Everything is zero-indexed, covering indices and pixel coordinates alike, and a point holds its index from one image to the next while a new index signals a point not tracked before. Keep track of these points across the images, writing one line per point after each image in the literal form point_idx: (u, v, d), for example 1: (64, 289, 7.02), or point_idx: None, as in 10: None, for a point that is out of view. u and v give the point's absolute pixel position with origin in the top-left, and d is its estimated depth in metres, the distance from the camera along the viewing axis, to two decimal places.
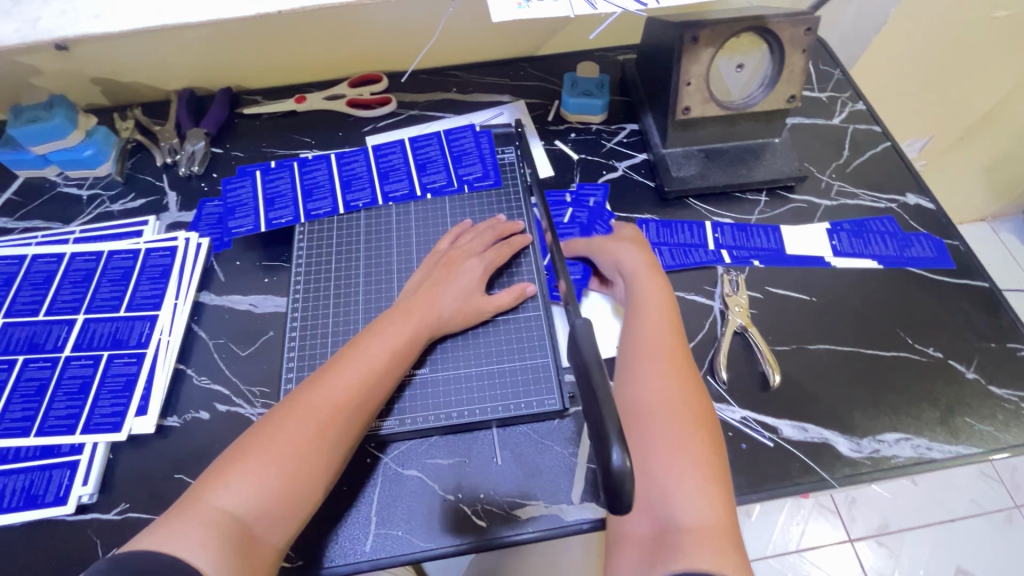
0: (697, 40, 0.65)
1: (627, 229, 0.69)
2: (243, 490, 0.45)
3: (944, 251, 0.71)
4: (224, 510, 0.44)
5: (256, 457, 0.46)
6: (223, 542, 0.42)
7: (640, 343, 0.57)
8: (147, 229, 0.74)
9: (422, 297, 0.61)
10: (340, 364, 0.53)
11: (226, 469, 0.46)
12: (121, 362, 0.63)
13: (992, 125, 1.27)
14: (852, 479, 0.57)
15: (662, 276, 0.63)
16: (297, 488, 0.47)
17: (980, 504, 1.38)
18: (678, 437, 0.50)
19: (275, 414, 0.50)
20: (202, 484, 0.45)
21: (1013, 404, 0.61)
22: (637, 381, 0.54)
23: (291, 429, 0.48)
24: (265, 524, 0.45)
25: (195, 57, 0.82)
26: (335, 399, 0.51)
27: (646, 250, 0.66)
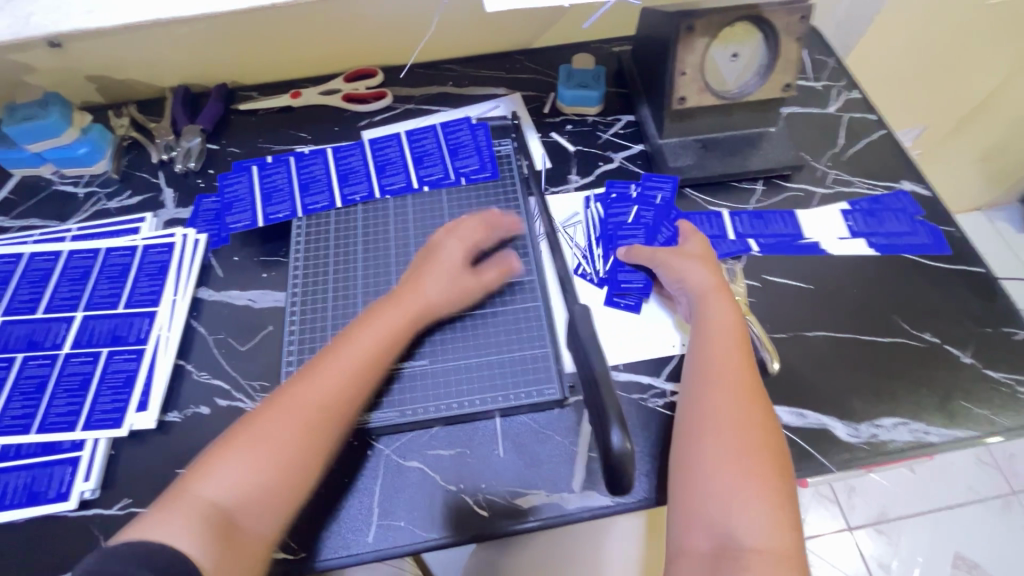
0: (692, 30, 0.66)
1: (694, 241, 0.66)
2: (227, 481, 0.47)
3: (940, 238, 0.72)
4: (209, 500, 0.46)
5: (240, 448, 0.49)
6: (204, 529, 0.44)
7: (707, 364, 0.56)
8: (144, 226, 0.74)
9: (408, 286, 0.61)
10: (328, 358, 0.55)
11: (211, 461, 0.48)
12: (121, 359, 0.63)
13: (987, 113, 1.28)
14: (850, 463, 0.58)
15: (730, 296, 0.61)
16: (280, 479, 0.48)
17: (977, 491, 1.39)
18: (743, 461, 0.49)
19: (262, 408, 0.52)
20: (191, 476, 0.48)
21: (1009, 387, 0.62)
22: (703, 401, 0.54)
23: (275, 422, 0.50)
24: (248, 513, 0.47)
25: (190, 52, 0.82)
26: (318, 391, 0.52)
27: (711, 263, 0.64)
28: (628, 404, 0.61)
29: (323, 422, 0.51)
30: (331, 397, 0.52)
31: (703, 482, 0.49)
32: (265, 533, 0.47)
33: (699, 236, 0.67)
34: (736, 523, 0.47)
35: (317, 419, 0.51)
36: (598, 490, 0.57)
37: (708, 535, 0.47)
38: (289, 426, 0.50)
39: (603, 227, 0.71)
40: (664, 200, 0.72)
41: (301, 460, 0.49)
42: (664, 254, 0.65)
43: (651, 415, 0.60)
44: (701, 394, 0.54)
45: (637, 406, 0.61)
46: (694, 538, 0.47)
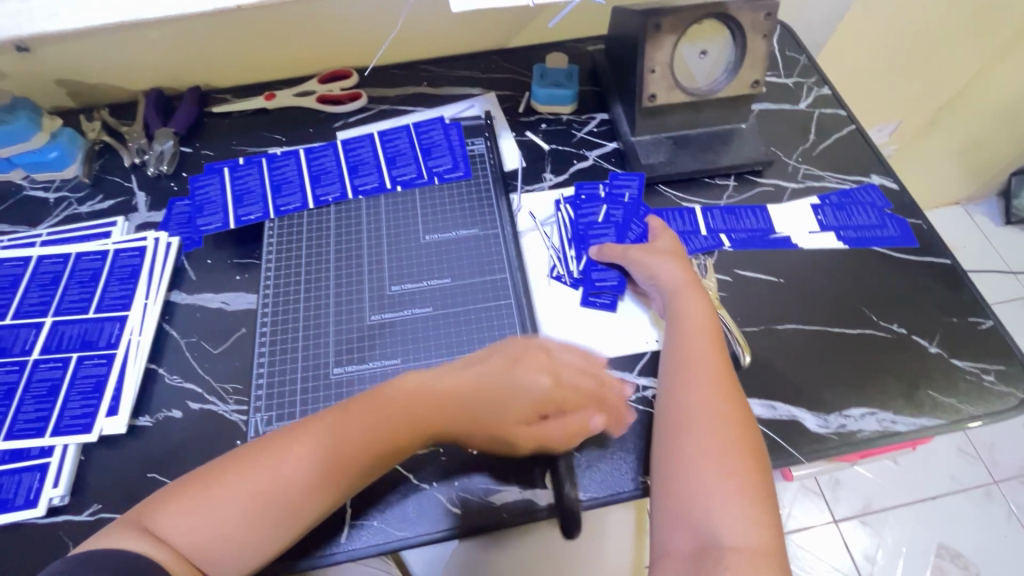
0: (660, 27, 0.66)
1: (666, 237, 0.67)
2: (193, 526, 0.48)
3: (908, 230, 0.73)
4: (177, 535, 0.47)
5: (212, 495, 0.49)
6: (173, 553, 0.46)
7: (681, 367, 0.56)
8: (116, 230, 0.73)
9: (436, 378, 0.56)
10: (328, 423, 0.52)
11: (186, 498, 0.49)
12: (91, 364, 0.63)
13: (960, 108, 1.30)
14: (820, 453, 0.59)
15: (702, 290, 0.62)
16: (246, 538, 0.48)
17: (959, 481, 1.40)
18: (719, 459, 0.50)
19: (252, 448, 0.51)
20: (159, 504, 0.49)
21: (975, 376, 0.63)
22: (679, 399, 0.54)
23: (261, 481, 0.49)
24: (209, 556, 0.47)
25: (162, 55, 0.81)
26: (310, 453, 0.51)
27: (682, 258, 0.65)
28: None
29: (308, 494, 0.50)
30: (320, 459, 0.51)
31: (682, 484, 0.50)
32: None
33: (671, 233, 0.67)
34: (716, 522, 0.47)
35: (301, 485, 0.50)
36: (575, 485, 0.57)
37: (688, 535, 0.48)
38: (275, 485, 0.49)
39: (575, 228, 0.71)
40: (633, 198, 0.73)
41: (271, 521, 0.49)
42: (637, 252, 0.66)
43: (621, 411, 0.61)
44: (679, 395, 0.54)
45: None
46: (676, 540, 0.48)
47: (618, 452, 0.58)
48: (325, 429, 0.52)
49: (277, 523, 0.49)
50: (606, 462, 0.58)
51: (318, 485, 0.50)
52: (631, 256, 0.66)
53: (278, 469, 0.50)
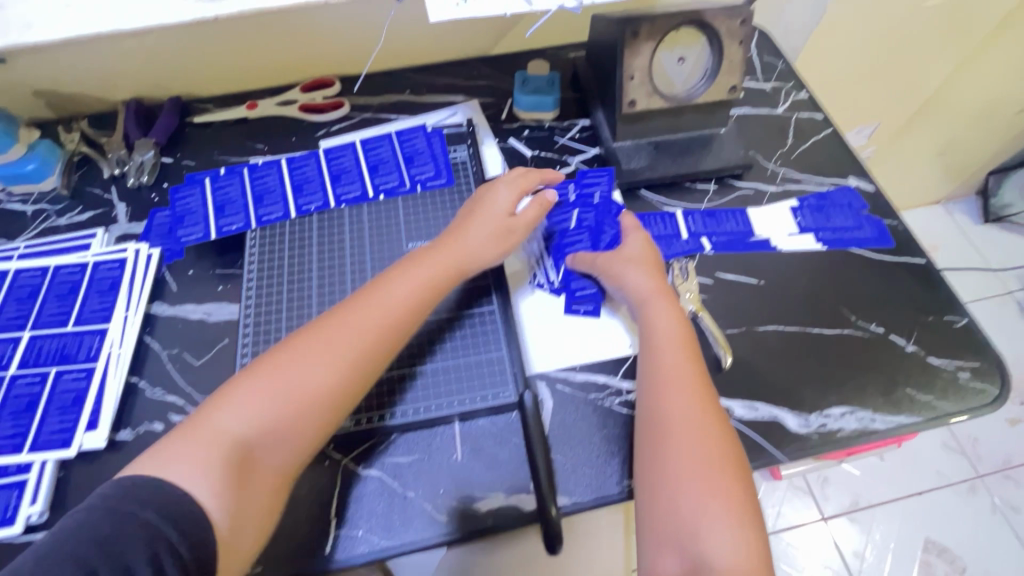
0: (638, 35, 0.67)
1: (635, 239, 0.67)
2: (238, 420, 0.50)
3: (885, 231, 0.74)
4: (230, 434, 0.49)
5: (250, 394, 0.51)
6: (225, 463, 0.47)
7: (660, 384, 0.56)
8: (95, 242, 0.72)
9: (446, 243, 0.63)
10: (358, 301, 0.57)
11: (227, 398, 0.51)
12: (70, 378, 0.62)
13: (935, 110, 1.33)
14: (801, 453, 0.60)
15: (674, 301, 0.62)
16: (295, 424, 0.51)
17: (945, 476, 1.42)
18: (703, 473, 0.50)
19: (286, 345, 0.54)
20: (203, 412, 0.50)
21: (951, 373, 0.64)
22: (658, 413, 0.54)
23: (308, 362, 0.53)
24: (265, 448, 0.50)
25: (142, 65, 0.81)
26: (355, 330, 0.55)
27: (651, 263, 0.65)
28: (585, 404, 0.62)
29: (359, 360, 0.54)
30: (352, 343, 0.54)
31: (670, 506, 0.50)
32: (279, 469, 0.50)
33: (642, 236, 0.67)
34: (705, 543, 0.47)
35: (336, 364, 0.53)
36: (560, 490, 0.57)
37: (679, 557, 0.48)
38: (326, 355, 0.53)
39: (549, 236, 0.71)
40: (602, 201, 0.72)
41: (327, 395, 0.52)
42: (607, 260, 0.66)
43: (603, 417, 0.61)
44: (660, 410, 0.55)
45: (594, 407, 0.62)
46: (666, 562, 0.48)
47: (603, 458, 0.59)
48: (356, 307, 0.57)
49: (329, 400, 0.52)
50: (590, 468, 0.58)
51: (368, 352, 0.55)
52: (602, 265, 0.66)
53: (321, 348, 0.54)
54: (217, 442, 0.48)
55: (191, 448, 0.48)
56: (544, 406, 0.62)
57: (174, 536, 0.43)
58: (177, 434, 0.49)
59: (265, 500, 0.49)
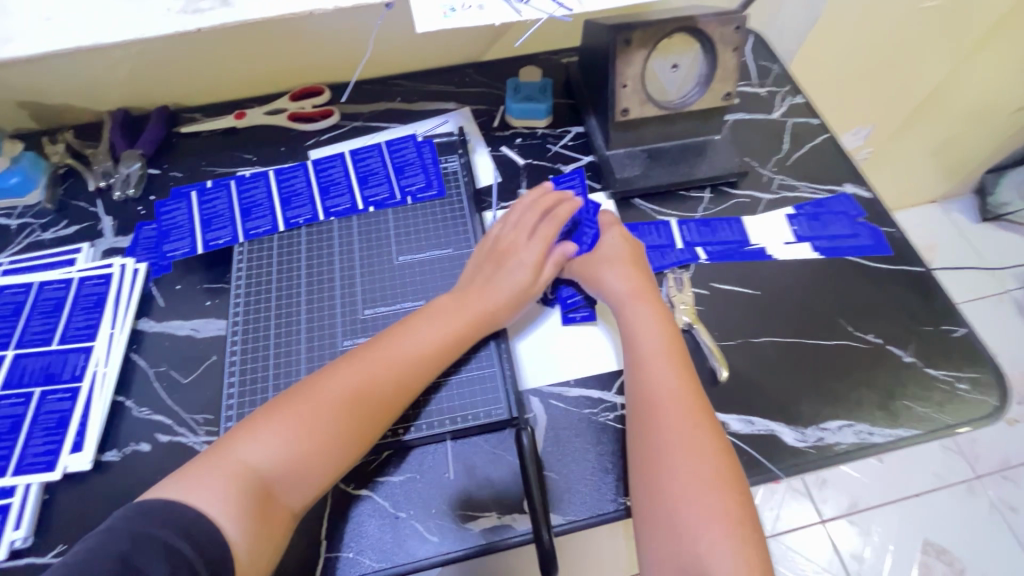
0: (630, 42, 0.66)
1: (612, 234, 0.67)
2: (264, 453, 0.50)
3: (882, 239, 0.73)
4: (255, 465, 0.49)
5: (278, 428, 0.51)
6: (246, 497, 0.47)
7: (648, 395, 0.54)
8: (80, 258, 0.71)
9: (475, 288, 0.62)
10: (390, 343, 0.57)
11: (256, 428, 0.51)
12: (55, 399, 0.61)
13: (931, 111, 1.32)
14: (798, 468, 0.59)
15: (657, 303, 0.61)
16: (318, 466, 0.51)
17: (943, 477, 1.42)
18: (693, 463, 0.50)
19: (317, 380, 0.54)
20: (231, 439, 0.50)
21: (949, 385, 0.63)
22: (651, 426, 0.53)
23: (338, 402, 0.52)
24: (286, 485, 0.50)
25: (127, 75, 0.79)
26: (382, 372, 0.55)
27: (628, 256, 0.65)
28: (580, 419, 0.61)
29: (386, 407, 0.54)
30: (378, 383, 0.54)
31: (669, 524, 0.48)
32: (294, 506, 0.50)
33: (619, 232, 0.68)
34: (707, 562, 0.46)
35: (363, 406, 0.53)
36: (553, 509, 0.56)
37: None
38: (351, 395, 0.53)
39: None
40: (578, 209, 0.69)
41: (350, 437, 0.52)
42: (584, 261, 0.66)
43: (597, 432, 0.60)
44: (648, 404, 0.54)
45: (589, 422, 0.61)
46: None
47: (598, 474, 0.58)
48: (386, 352, 0.56)
49: (353, 444, 0.52)
50: (583, 484, 0.57)
51: (393, 395, 0.55)
52: (578, 268, 0.66)
53: (351, 389, 0.53)
54: (242, 472, 0.48)
55: (217, 474, 0.48)
56: (538, 421, 0.61)
57: (188, 550, 0.43)
58: (203, 459, 0.49)
59: (276, 538, 0.48)
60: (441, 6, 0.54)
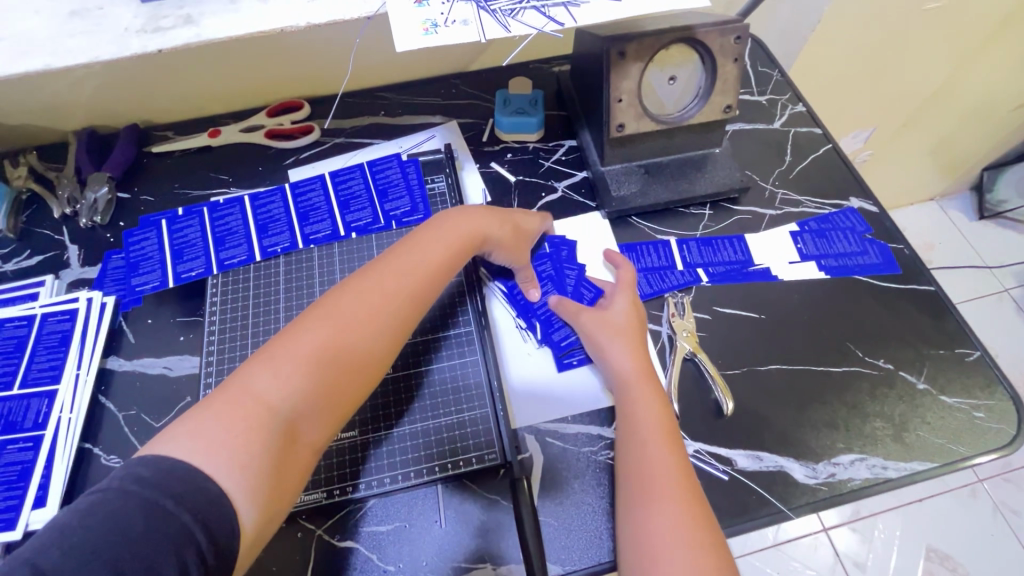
0: (625, 55, 0.62)
1: (624, 298, 0.62)
2: (273, 391, 0.45)
3: (890, 256, 0.70)
4: (262, 404, 0.44)
5: (283, 358, 0.47)
6: (262, 441, 0.43)
7: (644, 469, 0.51)
8: (43, 291, 0.67)
9: (467, 211, 0.62)
10: (381, 270, 0.54)
11: (258, 363, 0.46)
12: (16, 449, 0.57)
13: (931, 111, 1.28)
14: (810, 507, 0.56)
15: (655, 383, 0.57)
16: (333, 393, 0.48)
17: (945, 480, 1.36)
18: (663, 493, 0.49)
19: (310, 314, 0.50)
20: (232, 383, 0.45)
21: (965, 413, 0.60)
22: (643, 513, 0.48)
23: (342, 331, 0.49)
24: (303, 422, 0.46)
25: (92, 94, 0.75)
26: (389, 292, 0.53)
27: (636, 323, 0.61)
28: (578, 459, 0.57)
29: (393, 332, 0.52)
30: (386, 303, 0.52)
31: None
32: (311, 447, 0.47)
33: (623, 286, 0.63)
34: None
35: (375, 326, 0.51)
36: (549, 559, 0.53)
37: None
38: (360, 322, 0.50)
39: (513, 301, 0.66)
40: (555, 250, 0.69)
41: (364, 363, 0.50)
42: (594, 319, 0.61)
43: (597, 472, 0.57)
44: (641, 478, 0.50)
45: (588, 464, 0.57)
46: None
47: (598, 520, 0.54)
48: (380, 276, 0.54)
49: (363, 373, 0.50)
50: (583, 534, 0.54)
51: (402, 317, 0.53)
52: (588, 323, 0.61)
53: (353, 315, 0.50)
54: (253, 412, 0.43)
55: (226, 421, 0.43)
56: (535, 461, 0.58)
57: (202, 537, 0.37)
58: (206, 406, 0.44)
59: (293, 484, 0.45)
60: (422, 22, 0.49)
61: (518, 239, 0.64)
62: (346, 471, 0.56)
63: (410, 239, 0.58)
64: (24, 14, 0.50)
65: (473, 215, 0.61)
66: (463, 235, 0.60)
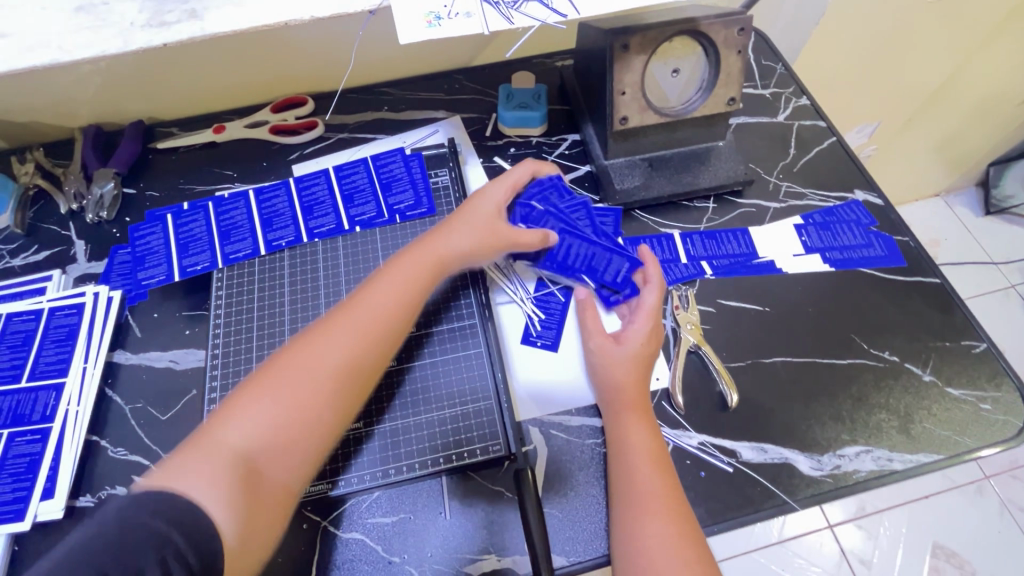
0: (628, 47, 0.62)
1: (642, 320, 0.59)
2: (246, 428, 0.45)
3: (896, 249, 0.70)
4: (235, 442, 0.44)
5: (256, 397, 0.47)
6: (234, 473, 0.42)
7: (632, 479, 0.51)
8: (51, 286, 0.67)
9: (438, 234, 0.61)
10: (352, 303, 0.55)
11: (232, 404, 0.47)
12: (24, 442, 0.57)
13: (938, 105, 1.27)
14: (815, 499, 0.56)
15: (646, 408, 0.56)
16: (307, 428, 0.48)
17: (951, 477, 1.34)
18: (653, 501, 0.49)
19: (280, 355, 0.50)
20: (207, 425, 0.45)
21: (971, 405, 0.60)
22: (630, 525, 0.49)
23: (313, 365, 0.49)
24: (276, 458, 0.46)
25: (98, 90, 0.75)
26: (357, 323, 0.53)
27: (649, 353, 0.59)
28: (583, 451, 0.58)
29: (367, 361, 0.52)
30: (355, 334, 0.52)
31: None
32: (288, 485, 0.46)
33: (645, 308, 0.60)
34: None
35: (345, 357, 0.51)
36: (554, 551, 0.53)
37: None
38: (331, 355, 0.50)
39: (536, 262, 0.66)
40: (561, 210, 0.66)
41: (336, 395, 0.49)
42: (603, 342, 0.59)
43: (601, 463, 0.57)
44: (629, 488, 0.51)
45: (592, 455, 0.57)
46: None
47: (602, 511, 0.54)
48: (349, 307, 0.54)
49: (338, 405, 0.50)
50: (587, 525, 0.54)
51: (375, 347, 0.53)
52: (597, 344, 0.59)
53: (323, 349, 0.50)
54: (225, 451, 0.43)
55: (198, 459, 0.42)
56: (539, 454, 0.58)
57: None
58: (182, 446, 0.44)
59: (272, 518, 0.44)
60: (425, 15, 0.49)
61: (489, 241, 0.61)
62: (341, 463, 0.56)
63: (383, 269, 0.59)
64: (30, 10, 0.50)
65: (441, 234, 0.61)
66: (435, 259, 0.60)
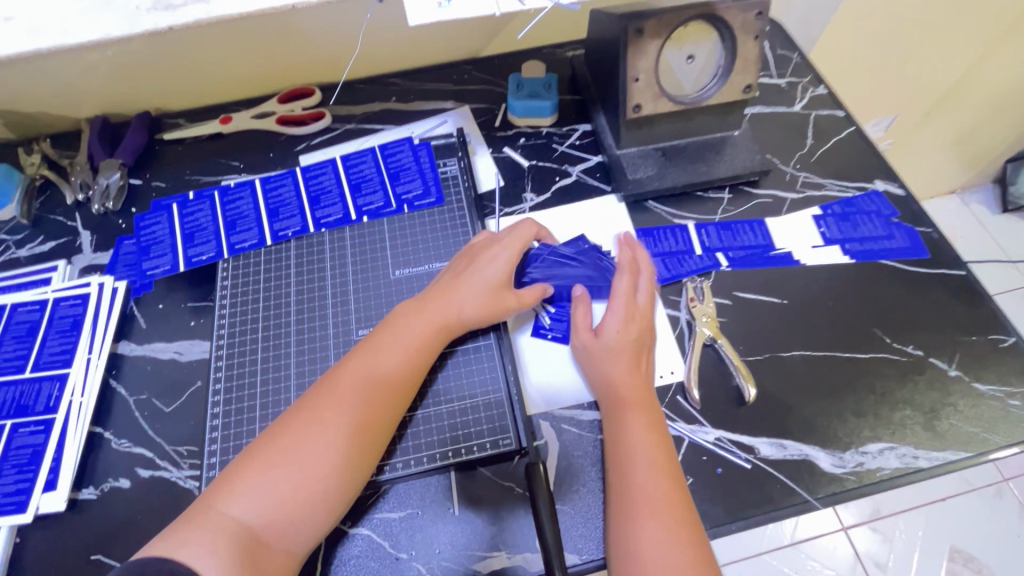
0: (642, 32, 0.60)
1: (619, 304, 0.58)
2: (249, 501, 0.46)
3: (918, 240, 0.67)
4: (239, 518, 0.45)
5: (259, 469, 0.47)
6: (233, 550, 0.43)
7: (630, 482, 0.49)
8: (56, 276, 0.67)
9: (444, 289, 0.59)
10: (354, 364, 0.53)
11: (238, 475, 0.47)
12: (27, 433, 0.57)
13: (958, 99, 1.24)
14: (837, 497, 0.54)
15: (652, 407, 0.54)
16: (311, 502, 0.47)
17: (968, 480, 1.30)
18: (652, 505, 0.47)
19: (280, 424, 0.50)
20: (214, 492, 0.46)
21: (1000, 402, 0.58)
22: (627, 529, 0.47)
23: (311, 439, 0.48)
24: (279, 530, 0.46)
25: (104, 80, 0.75)
26: (359, 390, 0.51)
27: (634, 340, 0.57)
28: (595, 445, 0.56)
29: (370, 431, 0.50)
30: (359, 403, 0.51)
31: None
32: (293, 554, 0.46)
33: (619, 294, 0.59)
34: None
35: (349, 427, 0.50)
36: (566, 549, 0.51)
37: None
38: (333, 426, 0.49)
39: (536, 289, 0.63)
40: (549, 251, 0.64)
41: (340, 467, 0.48)
42: (584, 339, 0.58)
43: None
44: (625, 488, 0.49)
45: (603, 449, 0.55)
46: None
47: None
48: (350, 372, 0.53)
49: (346, 475, 0.49)
50: (601, 522, 0.52)
51: (382, 414, 0.51)
52: (580, 344, 0.58)
53: (321, 421, 0.49)
54: (227, 527, 0.44)
55: (201, 534, 0.44)
56: (550, 448, 0.56)
57: None
58: (187, 516, 0.45)
59: None
60: None
61: (498, 309, 0.58)
62: (388, 447, 0.54)
63: (391, 321, 0.57)
64: None
65: (447, 292, 0.58)
66: (442, 319, 0.57)
